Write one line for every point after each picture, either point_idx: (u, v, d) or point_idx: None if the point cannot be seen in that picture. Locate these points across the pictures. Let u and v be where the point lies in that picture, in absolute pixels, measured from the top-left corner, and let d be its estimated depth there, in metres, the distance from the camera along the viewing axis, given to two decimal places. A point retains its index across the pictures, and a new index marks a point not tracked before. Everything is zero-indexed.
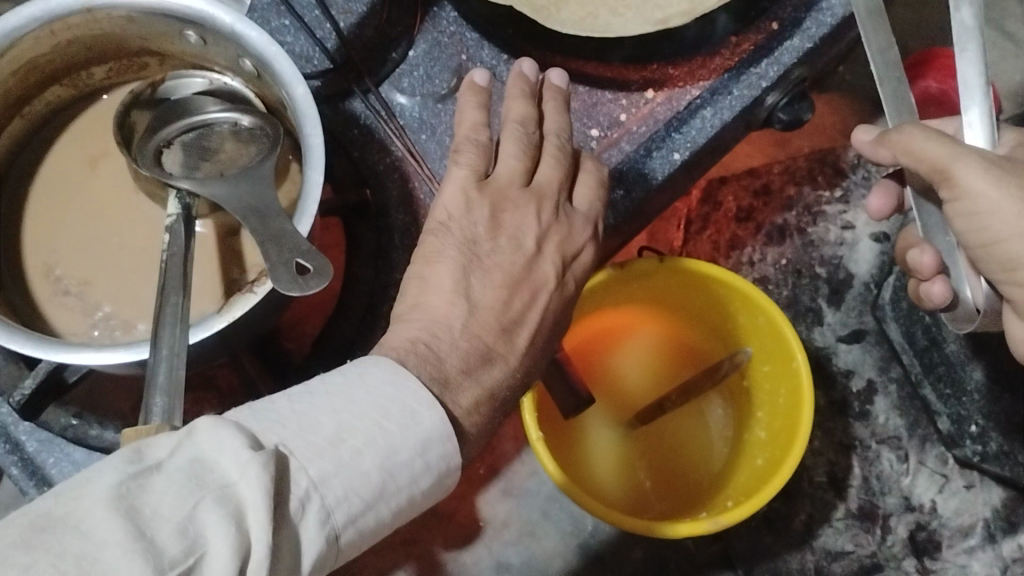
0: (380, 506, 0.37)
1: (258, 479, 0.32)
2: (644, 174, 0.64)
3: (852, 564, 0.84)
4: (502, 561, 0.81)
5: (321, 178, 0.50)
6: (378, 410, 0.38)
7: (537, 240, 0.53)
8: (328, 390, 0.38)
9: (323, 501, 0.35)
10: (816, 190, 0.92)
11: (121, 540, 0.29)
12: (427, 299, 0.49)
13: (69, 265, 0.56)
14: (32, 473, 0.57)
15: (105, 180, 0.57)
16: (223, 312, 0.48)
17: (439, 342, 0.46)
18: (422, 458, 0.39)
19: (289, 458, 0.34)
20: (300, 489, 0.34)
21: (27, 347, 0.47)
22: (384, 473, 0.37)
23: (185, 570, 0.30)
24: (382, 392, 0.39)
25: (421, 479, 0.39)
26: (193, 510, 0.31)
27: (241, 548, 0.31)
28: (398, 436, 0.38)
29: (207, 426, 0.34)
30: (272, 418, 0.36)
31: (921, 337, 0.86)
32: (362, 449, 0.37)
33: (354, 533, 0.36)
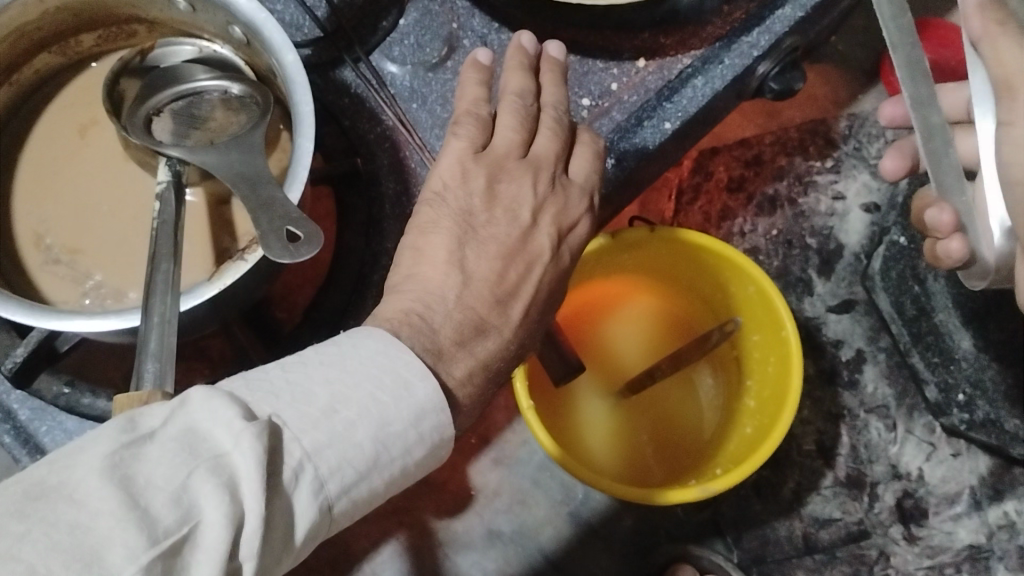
0: (373, 476, 0.37)
1: (251, 450, 0.32)
2: (638, 144, 0.64)
3: (839, 531, 0.85)
4: (494, 529, 0.82)
5: (311, 145, 0.50)
6: (373, 381, 0.38)
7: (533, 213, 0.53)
8: (322, 359, 0.38)
9: (317, 472, 0.35)
10: (808, 160, 0.91)
11: (115, 510, 0.29)
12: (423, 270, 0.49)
13: (59, 234, 0.56)
14: (25, 441, 0.57)
15: (95, 148, 0.57)
16: (213, 280, 0.48)
17: (433, 311, 0.46)
18: (416, 428, 0.39)
19: (282, 428, 0.35)
20: (294, 459, 0.34)
21: (20, 314, 0.47)
22: (378, 444, 0.37)
23: (179, 540, 0.30)
24: (376, 363, 0.39)
25: (414, 450, 0.39)
26: (187, 479, 0.31)
27: (234, 518, 0.32)
28: (391, 407, 0.38)
29: (200, 396, 0.34)
30: (265, 389, 0.36)
31: (909, 307, 0.86)
32: (355, 420, 0.37)
33: (347, 504, 0.36)
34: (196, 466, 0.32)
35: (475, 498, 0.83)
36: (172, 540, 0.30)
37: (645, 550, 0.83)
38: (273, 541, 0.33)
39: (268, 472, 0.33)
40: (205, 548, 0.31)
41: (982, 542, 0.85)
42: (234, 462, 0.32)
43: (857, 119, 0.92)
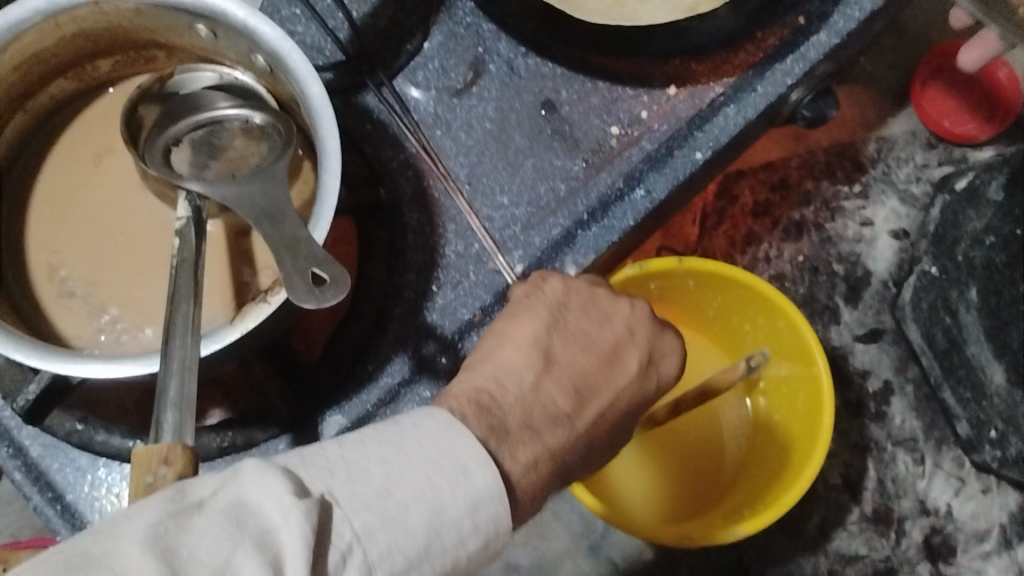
0: (423, 566, 0.35)
1: (300, 527, 0.31)
2: (666, 174, 0.62)
3: (866, 568, 0.83)
4: (511, 562, 0.81)
5: (337, 182, 0.48)
6: (430, 464, 0.37)
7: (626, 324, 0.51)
8: (380, 438, 0.37)
9: (365, 557, 0.33)
10: (835, 185, 0.88)
11: None
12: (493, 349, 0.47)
13: (74, 266, 0.54)
14: (36, 479, 0.55)
15: (110, 177, 0.55)
16: (235, 323, 0.46)
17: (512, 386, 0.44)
18: (471, 518, 0.37)
19: (334, 506, 0.33)
20: (344, 541, 0.33)
21: (34, 359, 0.45)
22: (430, 532, 0.35)
23: None
24: (436, 446, 0.37)
25: (469, 540, 0.37)
26: (232, 555, 0.30)
27: None
28: (451, 497, 0.36)
29: (252, 468, 0.32)
30: (318, 464, 0.34)
31: (941, 338, 0.85)
32: (407, 503, 0.35)
33: None
34: (241, 541, 0.30)
35: None
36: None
37: None
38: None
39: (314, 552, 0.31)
40: None
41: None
42: (281, 539, 0.31)
43: (886, 142, 0.90)
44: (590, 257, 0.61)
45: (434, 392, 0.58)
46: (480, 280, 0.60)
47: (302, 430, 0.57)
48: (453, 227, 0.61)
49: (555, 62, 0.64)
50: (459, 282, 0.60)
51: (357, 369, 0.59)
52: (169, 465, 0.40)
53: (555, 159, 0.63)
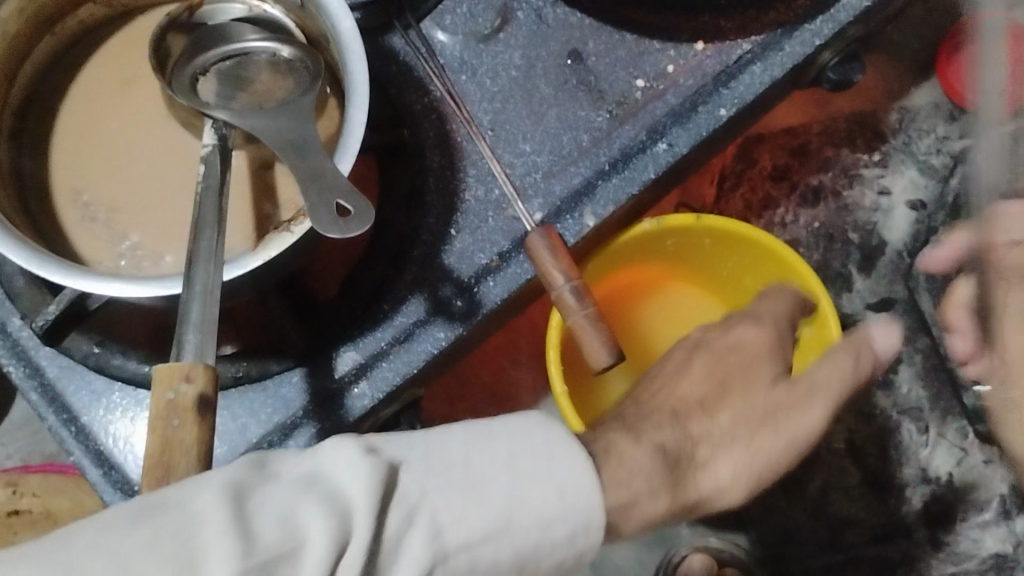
0: (500, 544, 0.37)
1: (367, 480, 0.34)
2: (688, 128, 0.62)
3: (864, 533, 0.84)
4: None
5: (363, 117, 0.48)
6: (516, 467, 0.38)
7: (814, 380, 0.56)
8: (469, 437, 0.39)
9: (436, 515, 0.36)
10: (855, 153, 0.88)
11: (219, 523, 0.31)
12: (744, 333, 0.58)
13: (97, 190, 0.54)
14: (52, 400, 0.56)
15: (135, 104, 0.56)
16: (257, 251, 0.47)
17: (679, 388, 0.55)
18: (560, 504, 0.39)
19: (401, 475, 0.36)
20: (410, 500, 0.36)
21: (60, 276, 0.47)
22: (510, 506, 0.37)
23: (280, 558, 0.32)
24: (531, 443, 0.39)
25: (555, 526, 0.38)
26: (296, 504, 0.33)
27: (336, 544, 0.33)
28: (555, 506, 0.38)
29: (329, 445, 0.36)
30: (441, 456, 0.38)
31: None
32: (488, 492, 0.37)
33: (468, 560, 0.36)
34: (303, 496, 0.34)
35: None
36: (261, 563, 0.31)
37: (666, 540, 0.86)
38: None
39: (372, 546, 0.34)
40: (306, 567, 0.32)
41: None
42: (349, 517, 0.34)
43: (908, 112, 0.88)
44: (609, 208, 0.61)
45: (448, 334, 0.58)
46: (499, 226, 0.61)
47: (317, 364, 0.58)
48: (473, 172, 0.61)
49: (583, 12, 0.64)
50: (478, 227, 0.61)
51: (374, 308, 0.59)
52: (190, 382, 0.41)
53: (578, 109, 0.62)
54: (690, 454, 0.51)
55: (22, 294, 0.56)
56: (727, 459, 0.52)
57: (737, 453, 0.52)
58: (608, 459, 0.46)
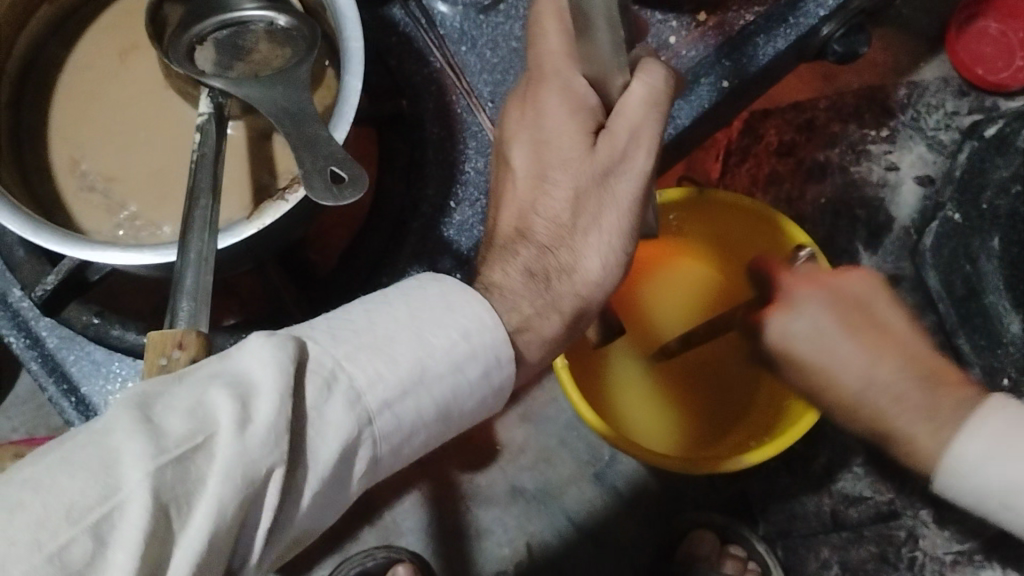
0: (420, 392, 0.39)
1: (273, 362, 0.34)
2: (691, 99, 0.62)
3: (869, 510, 0.84)
4: (517, 485, 0.84)
5: (359, 85, 0.48)
6: (419, 327, 0.40)
7: (629, 130, 0.46)
8: (369, 308, 0.40)
9: (352, 382, 0.37)
10: (861, 129, 0.88)
11: (126, 427, 0.31)
12: (545, 96, 0.48)
13: (95, 160, 0.54)
14: (52, 369, 0.56)
15: (133, 74, 0.56)
16: (252, 219, 0.47)
17: (542, 203, 0.49)
18: (466, 343, 0.41)
19: (310, 348, 0.36)
20: (326, 369, 0.36)
21: (56, 244, 0.46)
22: (421, 361, 0.39)
23: (194, 446, 0.31)
24: (432, 306, 0.41)
25: (466, 367, 0.41)
26: (205, 396, 0.33)
27: (247, 427, 0.32)
28: (462, 347, 0.41)
29: (238, 346, 0.36)
30: (347, 325, 0.39)
31: (960, 286, 0.83)
32: (396, 348, 0.39)
33: (393, 419, 0.38)
34: (209, 385, 0.33)
35: (501, 453, 0.84)
36: (183, 449, 0.31)
37: (668, 514, 0.85)
38: (311, 466, 0.35)
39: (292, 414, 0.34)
40: (220, 455, 0.32)
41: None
42: (260, 397, 0.33)
43: (918, 87, 0.88)
44: None
45: None
46: None
47: None
48: (473, 144, 0.61)
49: None
50: (478, 199, 0.60)
51: (374, 279, 0.59)
52: (182, 348, 0.40)
53: None
54: (555, 265, 0.48)
55: (23, 265, 0.56)
56: (589, 248, 0.48)
57: (597, 237, 0.48)
58: (490, 294, 0.47)
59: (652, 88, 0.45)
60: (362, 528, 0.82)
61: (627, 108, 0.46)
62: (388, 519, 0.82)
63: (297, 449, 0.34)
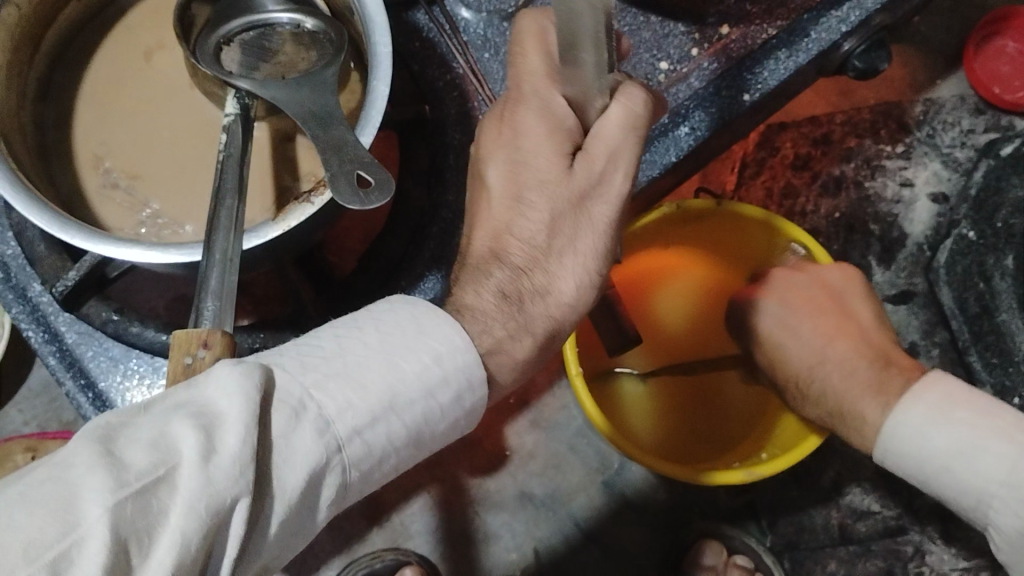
0: (389, 418, 0.39)
1: (240, 390, 0.34)
2: (712, 111, 0.62)
3: (876, 524, 0.84)
4: (526, 491, 0.84)
5: (386, 90, 0.48)
6: (388, 354, 0.40)
7: (607, 154, 0.47)
8: (337, 335, 0.40)
9: (322, 412, 0.37)
10: (878, 143, 0.88)
11: (87, 460, 0.31)
12: (522, 117, 0.49)
13: (119, 159, 0.54)
14: (70, 364, 0.57)
15: (159, 74, 0.56)
16: (278, 220, 0.48)
17: (517, 224, 0.48)
18: (438, 367, 0.42)
19: (277, 376, 0.37)
20: (294, 399, 0.36)
21: (81, 240, 0.46)
22: (391, 388, 0.40)
23: (155, 479, 0.32)
24: (402, 331, 0.42)
25: (438, 391, 0.42)
26: (168, 427, 0.33)
27: (209, 459, 0.33)
28: (434, 371, 0.41)
29: (206, 373, 0.36)
30: (316, 353, 0.39)
31: (973, 304, 0.84)
32: (366, 374, 0.39)
33: (360, 445, 0.38)
34: (173, 417, 0.34)
35: (510, 459, 0.84)
36: (142, 483, 0.32)
37: (673, 526, 0.84)
38: (277, 496, 0.35)
39: (257, 445, 0.34)
40: (181, 488, 0.32)
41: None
42: (224, 427, 0.34)
43: (934, 104, 0.89)
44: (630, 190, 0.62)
45: None
46: None
47: None
48: None
49: None
50: None
51: (392, 282, 0.59)
52: (208, 348, 0.41)
53: None
54: (529, 287, 0.48)
55: (43, 259, 0.56)
56: (565, 272, 0.48)
57: (572, 259, 0.48)
58: (461, 316, 0.46)
59: (630, 112, 0.46)
60: (369, 529, 0.82)
61: (606, 129, 0.46)
62: (398, 522, 0.82)
63: (263, 479, 0.35)
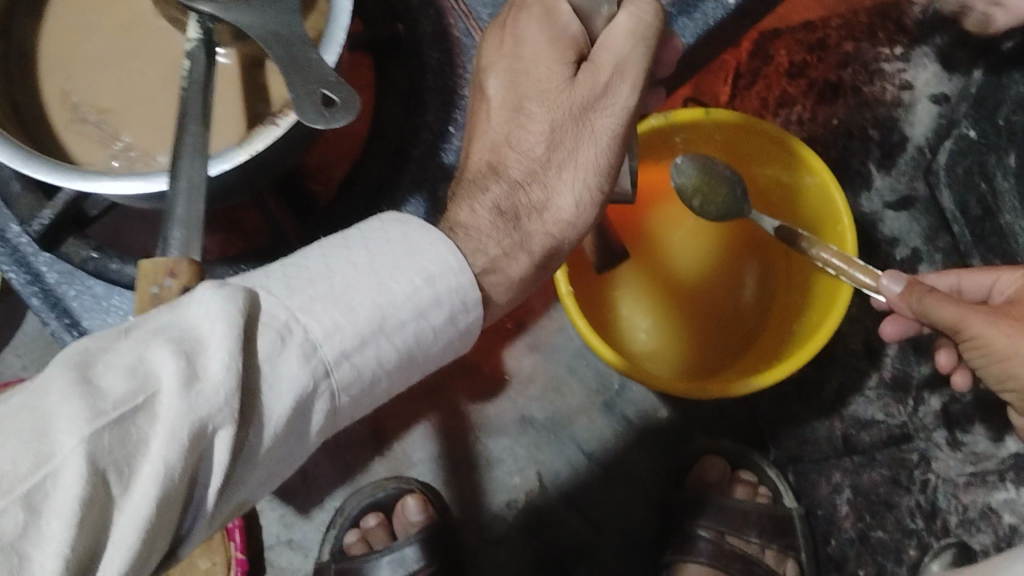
0: (380, 340, 0.38)
1: (220, 312, 0.32)
2: (696, 19, 0.60)
3: (880, 433, 0.83)
4: (527, 415, 0.84)
5: (349, 5, 0.48)
6: (376, 275, 0.39)
7: (612, 66, 0.45)
8: (323, 254, 0.39)
9: (309, 334, 0.35)
10: (875, 46, 0.87)
11: (63, 387, 0.28)
12: (524, 24, 0.46)
13: (87, 92, 0.53)
14: (54, 305, 0.56)
15: (124, 1, 0.54)
16: (245, 145, 0.47)
17: (516, 136, 0.47)
18: (430, 289, 0.40)
19: (262, 298, 0.35)
20: (279, 322, 0.35)
21: (51, 177, 0.46)
22: (380, 309, 0.38)
23: (134, 409, 0.29)
24: (388, 254, 0.40)
25: (430, 313, 0.40)
26: (145, 352, 0.30)
27: (192, 387, 0.30)
28: (426, 292, 0.40)
29: (187, 296, 0.33)
30: (301, 276, 0.37)
31: (974, 206, 0.78)
32: (354, 296, 0.37)
33: (349, 369, 0.37)
34: (152, 341, 0.31)
35: (510, 383, 0.84)
36: (121, 412, 0.29)
37: (680, 443, 0.85)
38: (264, 421, 0.34)
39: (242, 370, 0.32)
40: (162, 418, 0.30)
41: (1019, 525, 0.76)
42: (207, 353, 0.31)
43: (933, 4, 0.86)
44: None
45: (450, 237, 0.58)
46: None
47: None
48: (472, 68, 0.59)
49: None
50: None
51: (374, 207, 0.58)
52: (176, 277, 0.40)
53: None
54: (525, 202, 0.46)
55: (19, 200, 0.55)
56: (564, 187, 0.46)
57: (571, 173, 0.46)
58: (455, 233, 0.44)
59: (637, 21, 0.44)
60: (372, 460, 0.83)
61: (612, 39, 0.44)
62: (399, 450, 0.83)
63: (249, 406, 0.33)
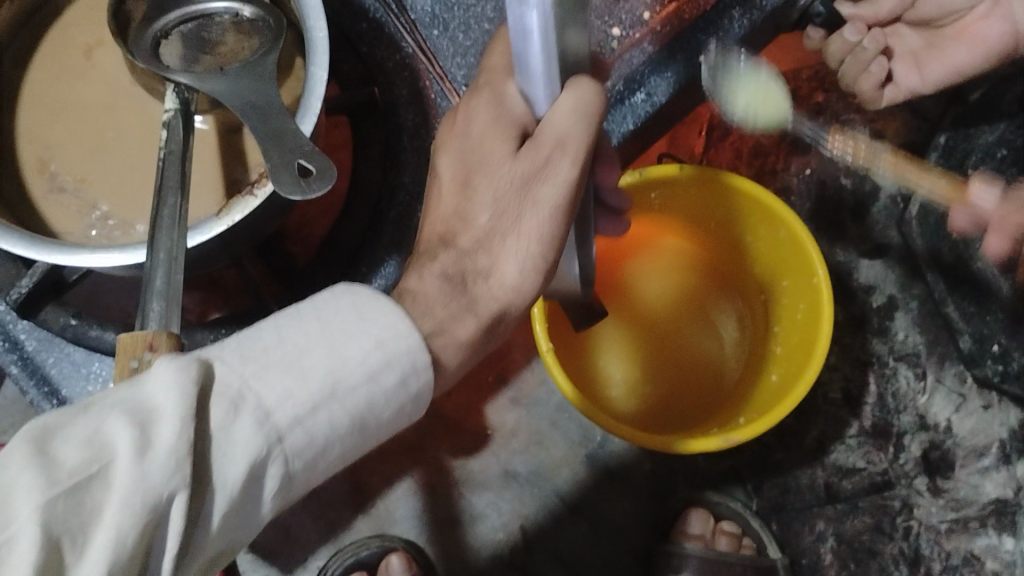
0: (332, 404, 0.34)
1: (176, 382, 0.31)
2: (668, 77, 0.61)
3: (863, 480, 0.84)
4: (510, 469, 0.84)
5: (325, 75, 0.48)
6: (326, 342, 0.35)
7: (552, 146, 0.40)
8: (276, 322, 0.35)
9: (260, 401, 0.32)
10: (846, 98, 0.88)
11: (19, 458, 0.28)
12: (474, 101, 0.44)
13: (64, 161, 0.54)
14: (33, 373, 0.56)
15: (103, 69, 0.55)
16: (222, 215, 0.47)
17: (469, 207, 0.44)
18: (379, 353, 0.36)
19: (217, 369, 0.32)
20: (232, 391, 0.32)
21: (29, 251, 0.46)
22: (331, 377, 0.35)
23: (89, 479, 0.28)
24: (340, 318, 0.36)
25: (382, 376, 0.36)
26: (102, 423, 0.29)
27: (146, 456, 0.29)
28: (376, 356, 0.36)
29: (149, 368, 0.32)
30: (253, 344, 0.34)
31: (947, 254, 0.84)
32: (308, 361, 0.34)
33: (303, 437, 0.33)
34: (108, 413, 0.30)
35: (492, 437, 0.84)
36: (76, 480, 0.28)
37: (663, 494, 0.85)
38: (216, 491, 0.31)
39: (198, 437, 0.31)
40: (117, 487, 0.29)
41: (1003, 570, 0.82)
42: (160, 423, 0.30)
43: None
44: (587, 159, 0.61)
45: None
46: None
47: None
48: None
49: None
50: None
51: (353, 268, 0.58)
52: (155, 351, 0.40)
53: None
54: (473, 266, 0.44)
55: None
56: (507, 253, 0.43)
57: (515, 240, 0.42)
58: (416, 296, 0.43)
59: (579, 101, 0.38)
60: (355, 517, 0.83)
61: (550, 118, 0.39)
62: (382, 508, 0.83)
63: (199, 475, 0.31)
